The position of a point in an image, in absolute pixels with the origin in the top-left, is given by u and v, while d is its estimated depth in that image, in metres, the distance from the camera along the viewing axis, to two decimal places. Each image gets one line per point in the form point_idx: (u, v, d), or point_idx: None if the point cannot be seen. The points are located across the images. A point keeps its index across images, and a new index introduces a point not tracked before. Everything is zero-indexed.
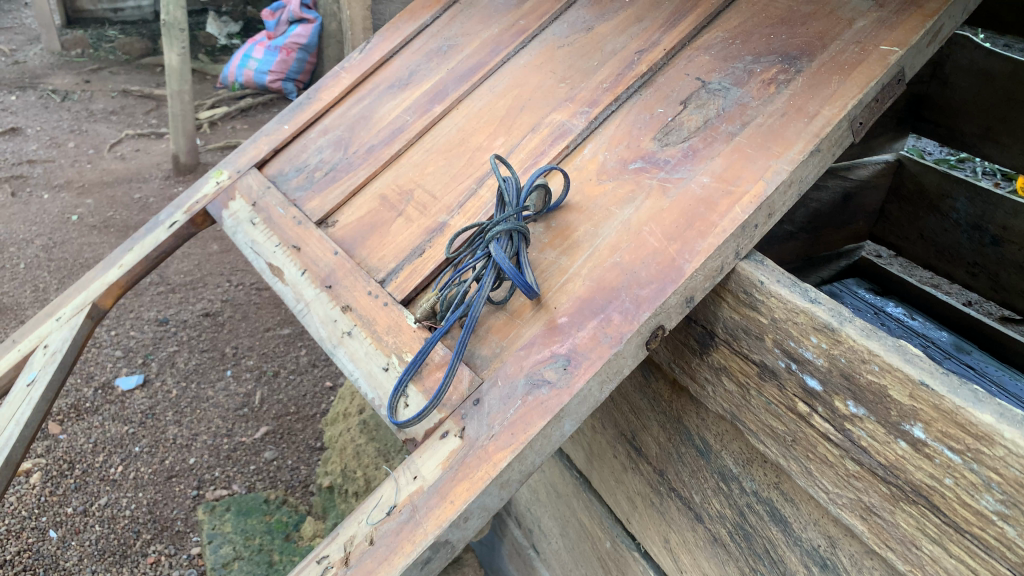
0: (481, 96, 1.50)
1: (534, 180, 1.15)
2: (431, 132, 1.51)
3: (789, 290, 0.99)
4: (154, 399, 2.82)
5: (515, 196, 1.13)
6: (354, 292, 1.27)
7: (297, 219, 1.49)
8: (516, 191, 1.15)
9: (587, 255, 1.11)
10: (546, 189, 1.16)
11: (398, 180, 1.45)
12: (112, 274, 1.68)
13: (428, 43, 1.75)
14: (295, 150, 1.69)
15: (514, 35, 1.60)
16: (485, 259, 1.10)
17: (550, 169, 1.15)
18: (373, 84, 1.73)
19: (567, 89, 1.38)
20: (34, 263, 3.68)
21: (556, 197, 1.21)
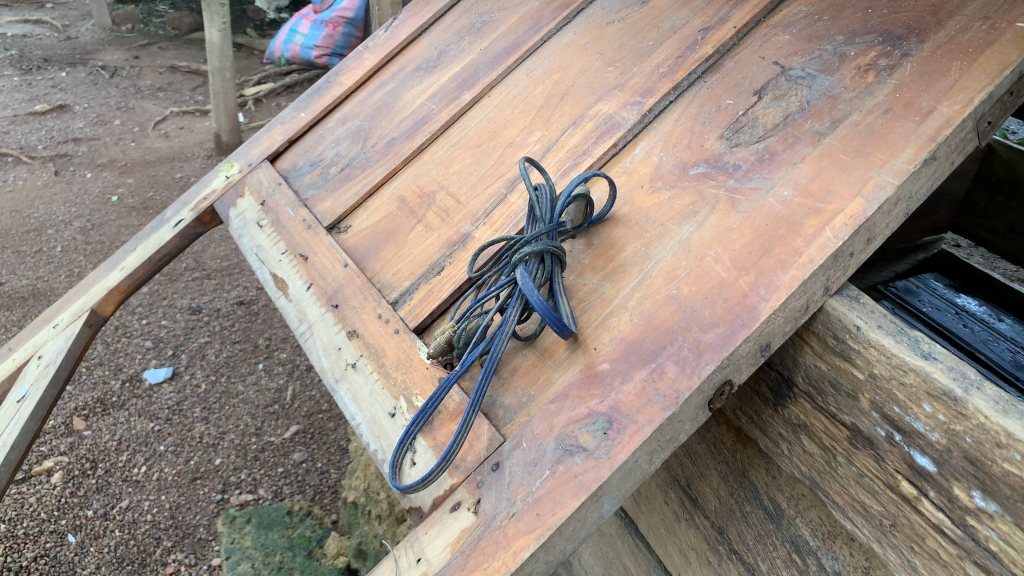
0: (517, 82, 1.30)
1: (575, 189, 0.95)
2: (459, 124, 1.31)
3: (894, 339, 0.77)
4: (182, 394, 2.70)
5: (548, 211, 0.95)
6: (363, 316, 1.09)
7: (307, 223, 1.31)
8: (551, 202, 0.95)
9: (636, 283, 0.91)
10: (587, 201, 0.97)
11: (419, 180, 1.26)
12: (113, 277, 1.53)
13: (461, 19, 1.54)
14: (311, 141, 1.51)
15: (556, 9, 1.38)
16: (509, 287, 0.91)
17: (592, 177, 0.95)
18: (399, 66, 1.54)
19: (616, 75, 1.17)
20: (71, 246, 3.61)
21: (598, 210, 1.01)
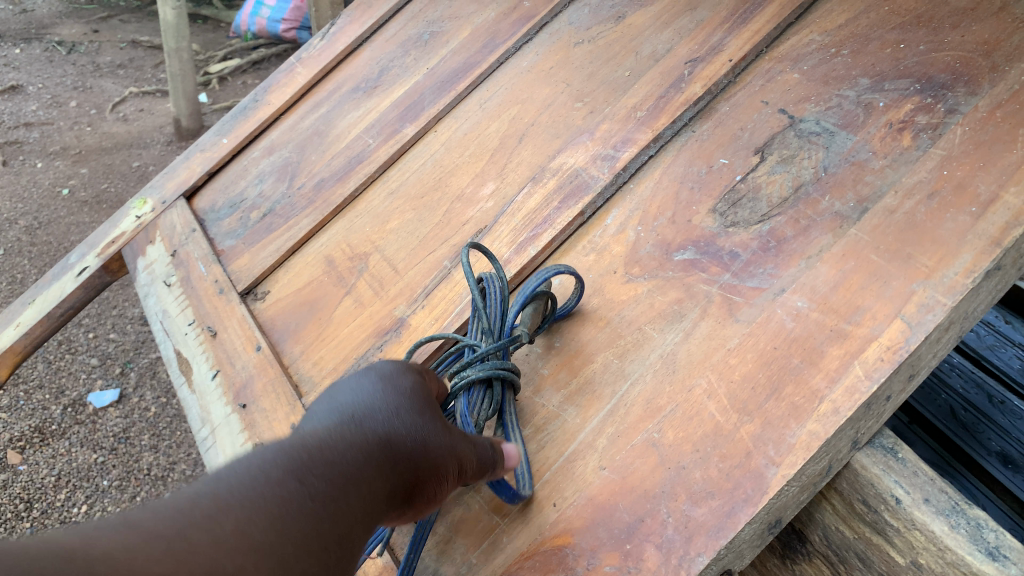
0: (469, 114, 1.08)
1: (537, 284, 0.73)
2: (400, 165, 1.10)
3: (946, 524, 0.58)
4: (129, 419, 2.48)
5: (499, 321, 0.72)
6: (274, 424, 0.89)
7: (219, 286, 1.10)
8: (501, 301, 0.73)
9: (607, 411, 0.70)
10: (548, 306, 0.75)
11: (350, 238, 1.05)
12: (7, 336, 1.29)
13: (406, 28, 1.32)
14: (233, 174, 1.29)
15: (516, 21, 1.16)
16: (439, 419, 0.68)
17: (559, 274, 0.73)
18: (336, 84, 1.31)
19: (585, 115, 0.96)
20: (16, 250, 3.36)
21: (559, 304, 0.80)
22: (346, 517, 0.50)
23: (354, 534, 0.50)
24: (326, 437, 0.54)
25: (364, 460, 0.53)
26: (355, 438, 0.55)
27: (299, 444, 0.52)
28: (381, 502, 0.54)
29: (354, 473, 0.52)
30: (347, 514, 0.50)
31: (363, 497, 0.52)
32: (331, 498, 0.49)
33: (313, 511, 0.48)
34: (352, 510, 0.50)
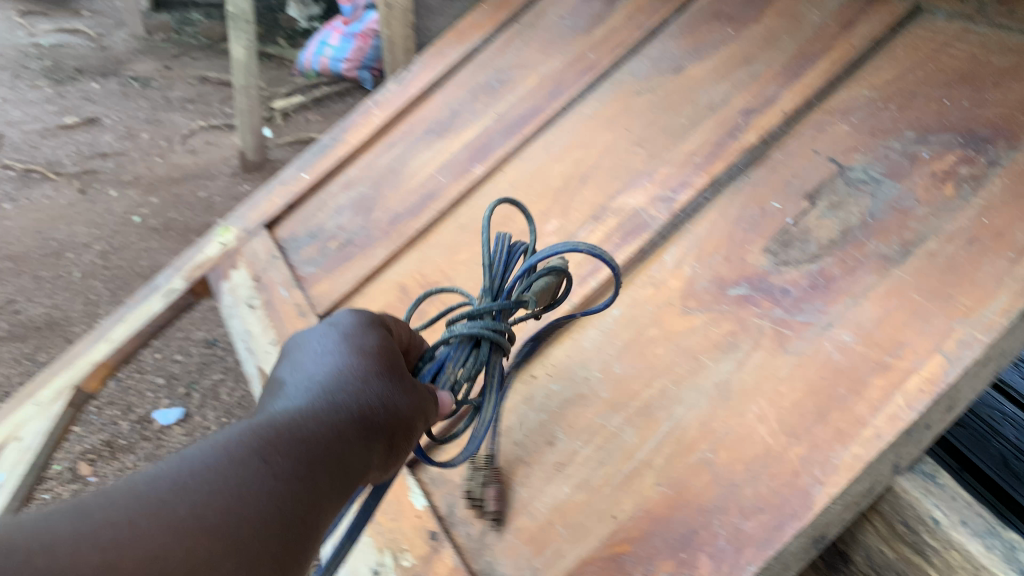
0: (535, 157, 1.16)
1: (541, 250, 0.71)
2: (469, 203, 1.18)
3: (982, 546, 0.64)
4: (192, 437, 2.58)
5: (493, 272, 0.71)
6: None
7: (300, 310, 1.18)
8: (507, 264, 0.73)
9: (665, 432, 0.76)
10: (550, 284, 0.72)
11: (423, 269, 1.13)
12: (100, 350, 1.40)
13: (476, 74, 1.40)
14: (312, 207, 1.39)
15: (581, 71, 1.24)
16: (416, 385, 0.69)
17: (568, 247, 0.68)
18: (409, 126, 1.40)
19: (645, 158, 1.03)
20: (90, 272, 3.35)
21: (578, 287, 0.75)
22: (310, 499, 0.51)
23: (323, 512, 0.52)
24: (297, 414, 0.56)
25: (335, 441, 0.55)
26: (328, 414, 0.57)
27: (270, 425, 0.53)
28: (353, 473, 0.56)
29: (321, 450, 0.54)
30: (317, 491, 0.52)
31: (334, 471, 0.54)
32: (295, 477, 0.51)
33: (275, 492, 0.49)
34: (319, 486, 0.52)
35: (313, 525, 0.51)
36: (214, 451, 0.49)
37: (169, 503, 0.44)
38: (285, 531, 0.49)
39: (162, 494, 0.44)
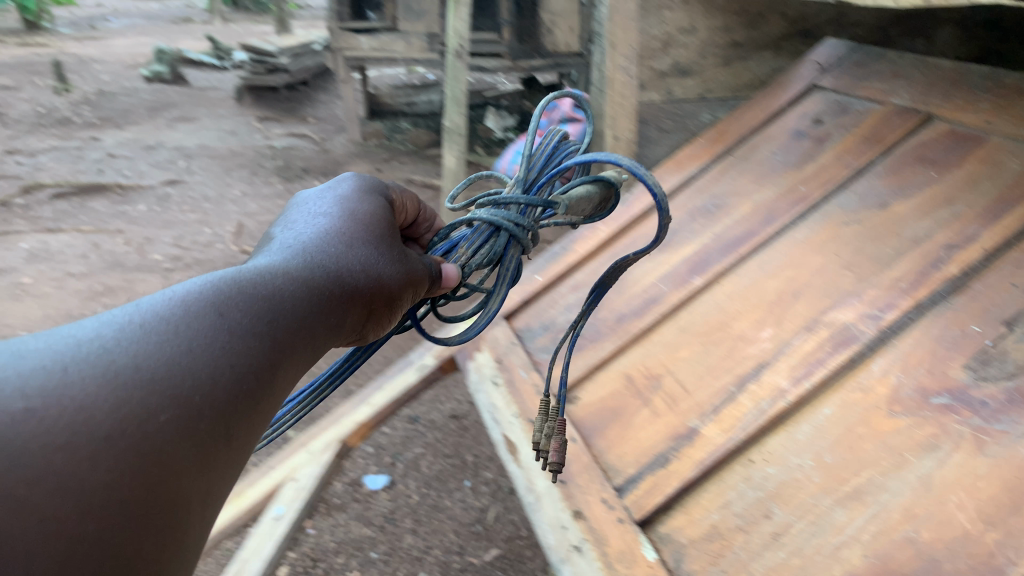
0: (750, 273, 1.35)
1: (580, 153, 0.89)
2: (688, 308, 1.37)
3: None
4: (396, 503, 2.84)
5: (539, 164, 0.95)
6: (589, 497, 1.16)
7: (537, 389, 1.40)
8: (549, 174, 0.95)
9: (872, 513, 0.91)
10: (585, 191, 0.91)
11: (647, 361, 1.32)
12: (362, 411, 1.72)
13: (693, 198, 1.62)
14: (544, 304, 1.62)
15: (792, 202, 1.43)
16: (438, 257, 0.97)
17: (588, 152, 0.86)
18: (632, 239, 1.63)
19: (853, 280, 1.19)
20: None
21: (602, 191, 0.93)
22: (265, 346, 0.68)
23: (266, 369, 0.66)
24: (250, 286, 0.71)
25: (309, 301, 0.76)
26: (282, 289, 0.74)
27: (220, 294, 0.68)
28: (320, 324, 0.77)
29: (290, 314, 0.73)
30: (260, 354, 0.66)
31: (278, 340, 0.69)
32: (248, 334, 0.67)
33: (229, 336, 0.65)
34: (281, 334, 0.71)
35: (259, 377, 0.65)
36: (163, 313, 0.63)
37: (111, 355, 0.56)
38: (230, 379, 0.62)
39: (109, 347, 0.57)
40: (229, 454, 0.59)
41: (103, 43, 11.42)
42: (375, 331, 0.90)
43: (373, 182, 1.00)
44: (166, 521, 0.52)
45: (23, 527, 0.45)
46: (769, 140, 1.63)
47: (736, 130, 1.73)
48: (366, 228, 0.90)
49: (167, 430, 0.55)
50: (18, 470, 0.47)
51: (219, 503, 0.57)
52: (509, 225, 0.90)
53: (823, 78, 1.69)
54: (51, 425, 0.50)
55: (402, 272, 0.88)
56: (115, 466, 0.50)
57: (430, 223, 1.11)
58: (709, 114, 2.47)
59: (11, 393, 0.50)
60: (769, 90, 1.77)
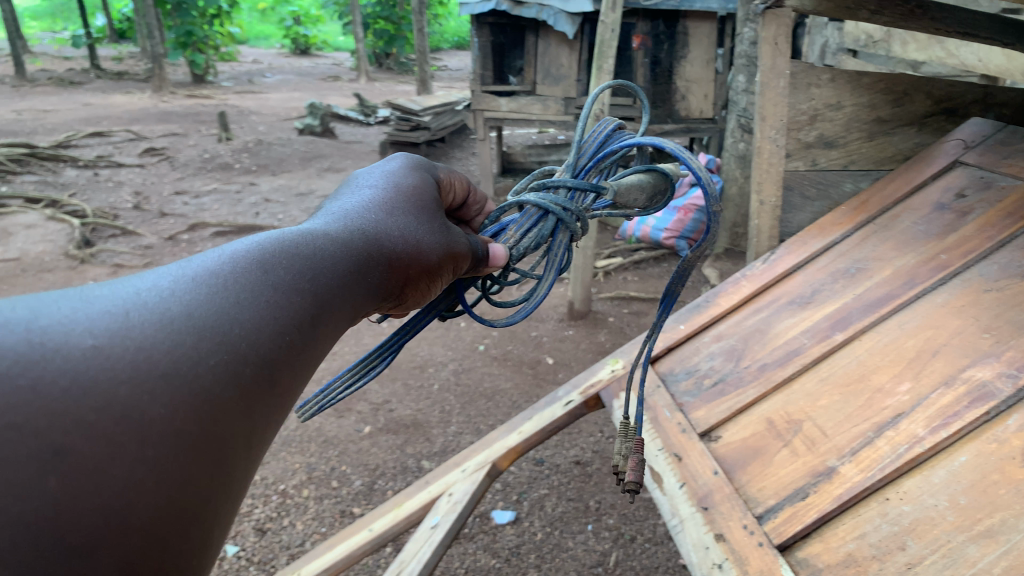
0: (889, 330, 1.45)
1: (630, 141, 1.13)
2: (829, 361, 1.48)
3: None
4: (521, 538, 2.96)
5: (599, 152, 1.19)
6: (730, 523, 1.27)
7: (681, 427, 1.53)
8: (598, 161, 1.19)
9: (1004, 550, 1.02)
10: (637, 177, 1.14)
11: (788, 407, 1.44)
12: (513, 438, 1.88)
13: (835, 261, 1.74)
14: (687, 351, 1.74)
15: (933, 268, 1.52)
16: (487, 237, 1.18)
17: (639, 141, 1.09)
18: (774, 296, 1.76)
19: (992, 342, 1.28)
20: (445, 386, 4.05)
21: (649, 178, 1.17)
22: (306, 301, 0.76)
23: (300, 325, 0.74)
24: (289, 251, 0.79)
25: (352, 269, 0.85)
26: (325, 255, 0.83)
27: (260, 257, 0.76)
28: (358, 289, 0.86)
29: (334, 276, 0.82)
30: (296, 312, 0.74)
31: (313, 299, 0.77)
32: (288, 289, 0.75)
33: (270, 293, 0.73)
34: (323, 292, 0.79)
35: (294, 334, 0.72)
36: (208, 272, 0.70)
37: (162, 306, 0.63)
38: (266, 335, 0.69)
39: (158, 298, 0.63)
40: (265, 397, 0.67)
41: (261, 97, 12.42)
42: (414, 301, 0.99)
43: (421, 161, 1.15)
44: (212, 455, 0.60)
45: (91, 451, 0.53)
46: (910, 211, 1.74)
47: (878, 200, 1.83)
48: (401, 208, 1.00)
49: (213, 376, 0.62)
50: (90, 399, 0.54)
51: (254, 442, 0.66)
52: (557, 210, 1.13)
53: (968, 154, 1.78)
54: (115, 362, 0.57)
55: (434, 245, 0.98)
56: (173, 405, 0.58)
57: (480, 205, 1.29)
58: (852, 184, 2.45)
59: (78, 330, 0.57)
60: (913, 163, 1.87)
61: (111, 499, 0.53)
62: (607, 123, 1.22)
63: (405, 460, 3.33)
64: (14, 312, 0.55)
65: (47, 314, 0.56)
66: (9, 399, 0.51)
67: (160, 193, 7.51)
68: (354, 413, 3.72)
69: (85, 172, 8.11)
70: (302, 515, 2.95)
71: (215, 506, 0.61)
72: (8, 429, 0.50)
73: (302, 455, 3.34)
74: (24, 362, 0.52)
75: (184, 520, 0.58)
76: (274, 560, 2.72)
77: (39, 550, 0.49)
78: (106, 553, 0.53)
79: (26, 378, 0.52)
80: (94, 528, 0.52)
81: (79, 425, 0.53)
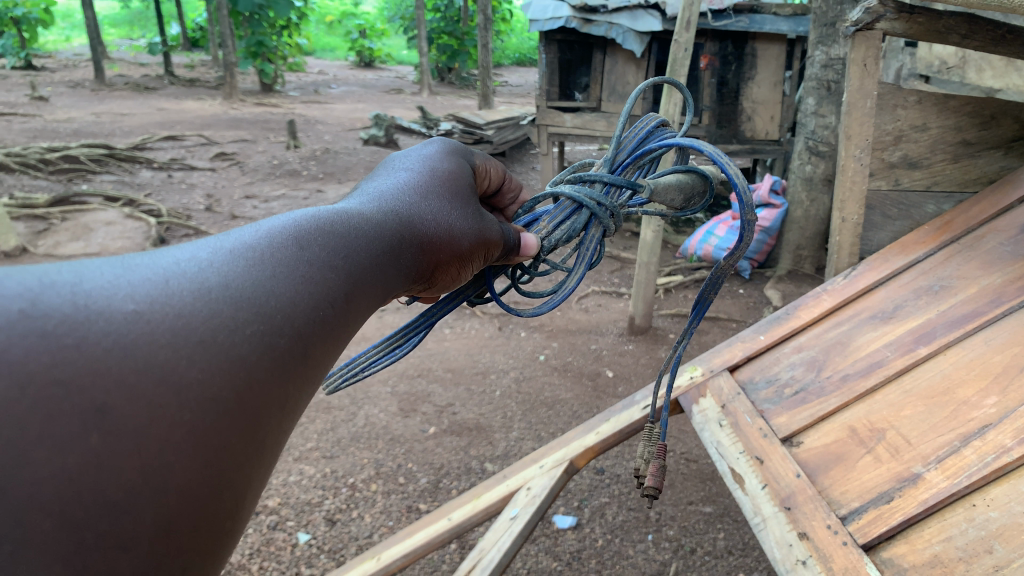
0: (975, 346, 1.48)
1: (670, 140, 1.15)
2: (913, 373, 1.52)
3: None
4: (582, 543, 2.90)
5: (633, 147, 1.23)
6: (813, 522, 1.31)
7: (763, 432, 1.56)
8: (635, 157, 1.22)
9: None
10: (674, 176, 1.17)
11: (870, 416, 1.47)
12: (590, 438, 1.95)
13: (918, 279, 1.77)
14: (767, 360, 1.78)
15: (1020, 287, 1.55)
16: (520, 227, 1.21)
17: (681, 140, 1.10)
18: (855, 310, 1.79)
19: None
20: (507, 392, 4.11)
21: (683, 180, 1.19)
22: (342, 279, 0.75)
23: (338, 303, 0.73)
24: (332, 228, 0.79)
25: (383, 253, 0.85)
26: (362, 237, 0.83)
27: (299, 233, 0.75)
28: (387, 273, 0.85)
29: (366, 259, 0.81)
30: (334, 289, 0.73)
31: (354, 280, 0.77)
32: (325, 267, 0.74)
33: (305, 266, 0.72)
34: (357, 271, 0.78)
35: (332, 309, 0.71)
36: (247, 246, 0.69)
37: (201, 277, 0.62)
38: (306, 309, 0.68)
39: (196, 268, 0.62)
40: (302, 373, 0.66)
41: (325, 108, 12.70)
42: (442, 284, 1.02)
43: (457, 146, 1.16)
44: (245, 424, 0.59)
45: (133, 413, 0.52)
46: (996, 232, 1.76)
47: (963, 220, 1.86)
48: (434, 193, 1.01)
49: (249, 347, 0.61)
50: (130, 360, 0.53)
51: (289, 416, 0.64)
52: (591, 204, 1.16)
53: None
54: (155, 328, 0.56)
55: (467, 231, 1.00)
56: (208, 369, 0.57)
57: (514, 193, 1.31)
58: (935, 206, 2.51)
59: (120, 294, 0.55)
60: (998, 187, 1.89)
61: (151, 462, 0.52)
62: (648, 122, 1.26)
63: (468, 462, 3.40)
64: (59, 272, 0.54)
65: (89, 277, 0.55)
66: (53, 357, 0.49)
67: (231, 197, 7.75)
68: (419, 414, 3.81)
69: (159, 174, 8.40)
70: (370, 508, 3.04)
71: (247, 475, 0.60)
72: (53, 386, 0.49)
73: (370, 451, 3.45)
74: (68, 322, 0.51)
75: (218, 487, 0.57)
76: (343, 549, 2.81)
77: (75, 508, 0.49)
78: (145, 514, 0.52)
79: (72, 337, 0.51)
80: (133, 486, 0.51)
81: (119, 386, 0.52)
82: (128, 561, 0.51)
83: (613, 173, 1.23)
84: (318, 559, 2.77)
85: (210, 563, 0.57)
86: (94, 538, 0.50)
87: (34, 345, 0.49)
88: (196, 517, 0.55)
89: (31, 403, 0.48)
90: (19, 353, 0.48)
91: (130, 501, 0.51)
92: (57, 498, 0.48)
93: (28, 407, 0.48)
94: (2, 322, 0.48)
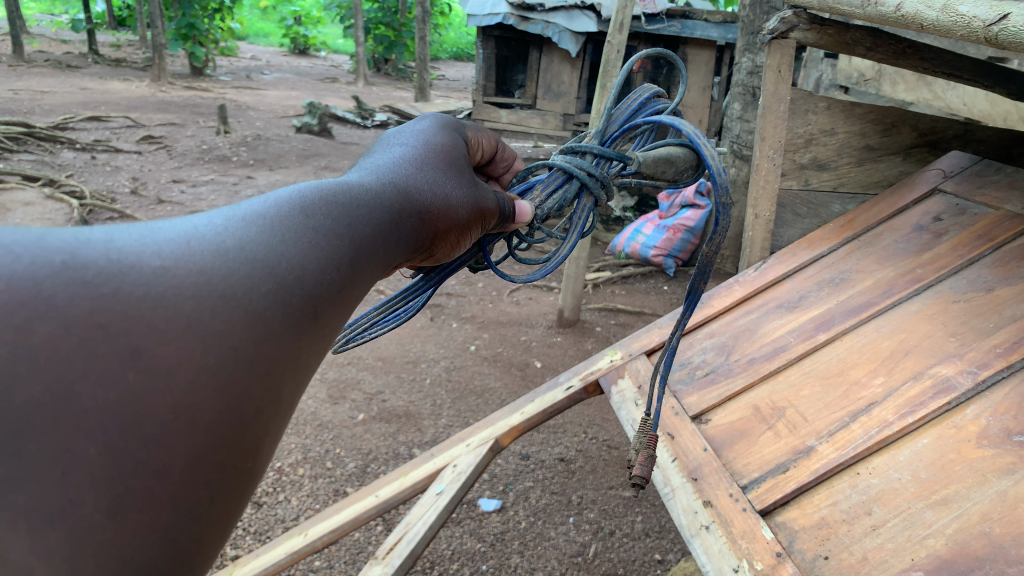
0: (867, 333, 1.62)
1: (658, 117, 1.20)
2: (812, 356, 1.64)
3: None
4: (506, 525, 2.97)
5: (621, 121, 1.30)
6: (717, 491, 1.41)
7: (675, 409, 1.64)
8: (625, 131, 1.30)
9: (956, 514, 1.20)
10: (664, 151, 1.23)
11: (772, 396, 1.59)
12: (515, 417, 2.03)
13: (822, 272, 1.90)
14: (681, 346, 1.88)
15: (909, 281, 1.70)
16: (515, 195, 1.23)
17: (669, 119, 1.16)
18: (763, 300, 1.91)
19: (956, 345, 1.48)
20: (437, 380, 4.17)
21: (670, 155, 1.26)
22: (352, 244, 0.65)
23: (347, 268, 0.63)
24: (337, 195, 0.69)
25: (387, 223, 0.74)
26: (369, 205, 0.73)
27: (307, 199, 0.65)
28: (393, 244, 0.74)
29: (371, 227, 0.70)
30: (346, 255, 0.64)
31: (364, 248, 0.67)
32: (336, 233, 0.64)
33: (313, 233, 0.62)
34: (365, 240, 0.68)
35: (346, 273, 0.62)
36: (260, 212, 0.60)
37: (220, 239, 0.54)
38: (319, 270, 0.59)
39: (215, 229, 0.55)
40: (316, 336, 0.57)
41: (258, 94, 12.46)
42: (442, 253, 0.93)
43: (451, 121, 1.08)
44: (267, 374, 0.53)
45: (166, 352, 0.47)
46: (893, 230, 1.92)
47: (864, 219, 2.00)
48: (431, 165, 0.92)
49: (267, 304, 0.54)
50: (161, 308, 0.48)
51: (306, 373, 0.57)
52: (582, 174, 1.21)
53: (946, 182, 1.97)
54: (183, 282, 0.50)
55: (462, 199, 0.92)
56: (232, 318, 0.51)
57: (508, 162, 1.30)
58: (840, 205, 2.70)
59: (147, 249, 0.50)
60: (896, 189, 2.05)
61: (182, 402, 0.48)
62: (642, 94, 1.31)
63: (396, 447, 3.46)
64: (90, 229, 0.48)
65: (120, 233, 0.50)
66: (93, 302, 0.45)
67: (157, 180, 7.58)
68: (348, 401, 3.84)
69: (82, 155, 8.16)
70: (297, 492, 3.07)
71: (269, 424, 0.53)
72: (94, 328, 0.45)
73: (297, 437, 3.46)
74: (103, 273, 0.46)
75: (242, 434, 0.51)
76: (269, 531, 2.83)
77: (119, 438, 0.45)
78: (178, 452, 0.47)
79: (108, 286, 0.46)
80: (168, 420, 0.47)
81: (153, 331, 0.47)
82: (163, 495, 0.47)
83: (604, 145, 1.30)
84: (244, 540, 2.78)
85: (233, 508, 0.52)
86: (131, 470, 0.46)
87: (75, 293, 0.45)
88: (224, 457, 0.50)
89: (74, 344, 0.44)
90: (59, 300, 0.44)
91: (164, 436, 0.47)
92: (101, 432, 0.45)
93: (68, 350, 0.44)
94: (37, 270, 0.44)
